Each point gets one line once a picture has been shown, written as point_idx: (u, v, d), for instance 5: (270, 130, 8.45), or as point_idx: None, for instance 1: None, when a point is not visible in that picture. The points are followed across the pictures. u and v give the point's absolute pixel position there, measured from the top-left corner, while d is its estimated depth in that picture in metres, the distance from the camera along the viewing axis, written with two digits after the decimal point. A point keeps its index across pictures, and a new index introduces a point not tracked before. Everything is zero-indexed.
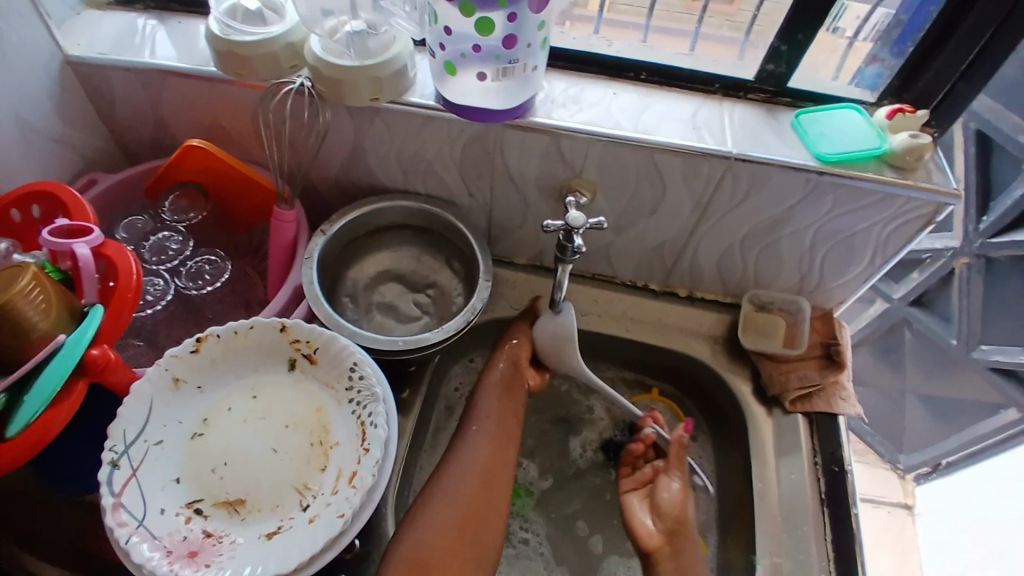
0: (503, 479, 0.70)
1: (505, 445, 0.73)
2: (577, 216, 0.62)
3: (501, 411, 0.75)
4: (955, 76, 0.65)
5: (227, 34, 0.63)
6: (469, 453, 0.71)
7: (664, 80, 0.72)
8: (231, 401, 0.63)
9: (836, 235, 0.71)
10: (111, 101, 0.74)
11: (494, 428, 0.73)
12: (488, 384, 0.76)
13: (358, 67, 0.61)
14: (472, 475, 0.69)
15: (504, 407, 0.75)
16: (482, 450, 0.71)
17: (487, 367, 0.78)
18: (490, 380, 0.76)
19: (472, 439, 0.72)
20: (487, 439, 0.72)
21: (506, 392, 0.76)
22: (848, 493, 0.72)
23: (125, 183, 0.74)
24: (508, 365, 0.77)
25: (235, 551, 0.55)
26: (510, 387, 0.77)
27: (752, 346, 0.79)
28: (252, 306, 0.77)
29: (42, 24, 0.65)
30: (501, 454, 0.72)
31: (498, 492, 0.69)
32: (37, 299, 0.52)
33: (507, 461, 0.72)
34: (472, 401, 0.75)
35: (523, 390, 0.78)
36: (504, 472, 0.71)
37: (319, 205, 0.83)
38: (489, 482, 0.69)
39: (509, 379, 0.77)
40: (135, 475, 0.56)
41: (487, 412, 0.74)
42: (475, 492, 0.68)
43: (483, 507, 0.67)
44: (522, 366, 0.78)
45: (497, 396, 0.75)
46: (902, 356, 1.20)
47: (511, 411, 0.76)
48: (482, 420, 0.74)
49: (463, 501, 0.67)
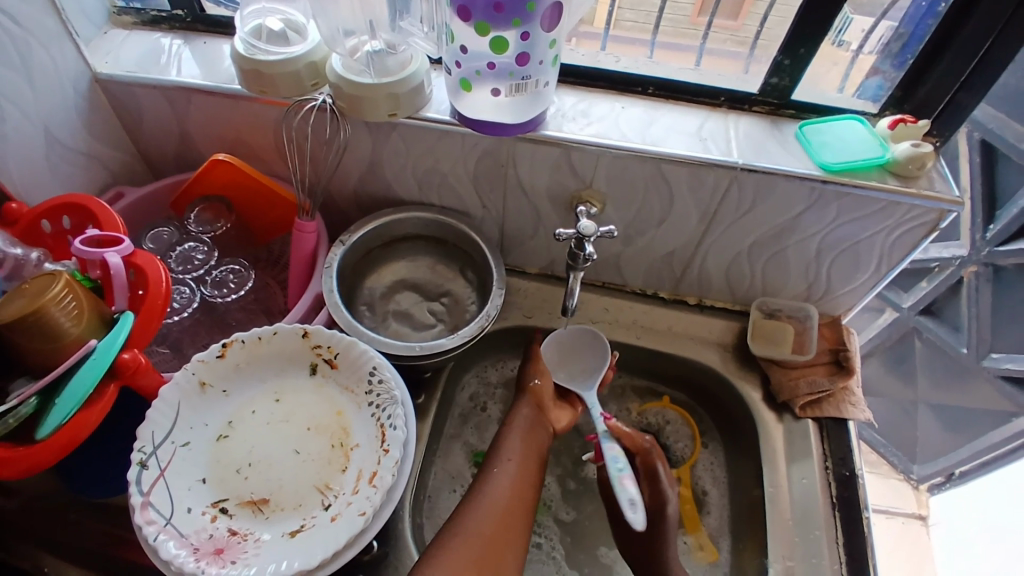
0: (523, 521, 0.67)
1: (527, 486, 0.70)
2: (588, 224, 0.64)
3: (524, 453, 0.73)
4: (955, 86, 0.66)
5: (251, 54, 0.65)
6: (490, 491, 0.68)
7: (670, 94, 0.75)
8: (254, 405, 0.66)
9: (843, 243, 0.73)
10: (138, 119, 0.77)
11: (517, 469, 0.71)
12: (511, 427, 0.75)
13: (377, 84, 0.64)
14: (491, 512, 0.66)
15: (532, 438, 0.75)
16: (505, 483, 0.69)
17: (513, 412, 0.77)
18: (514, 422, 0.75)
19: (493, 476, 0.70)
20: (517, 451, 0.73)
21: (530, 433, 0.75)
22: (859, 499, 0.73)
23: (151, 197, 0.77)
24: (532, 408, 0.77)
25: (259, 548, 0.57)
26: (535, 426, 0.76)
27: (761, 352, 0.81)
28: (273, 313, 0.79)
29: (70, 41, 0.69)
30: (521, 496, 0.69)
31: (519, 530, 0.66)
32: (70, 305, 0.55)
33: (528, 498, 0.69)
34: (501, 436, 0.75)
35: (546, 432, 0.77)
36: (522, 511, 0.68)
37: (337, 218, 0.86)
38: (509, 518, 0.66)
39: (534, 419, 0.76)
40: (163, 476, 0.58)
41: (507, 452, 0.72)
42: (497, 525, 0.65)
43: (513, 519, 0.66)
44: (546, 409, 0.78)
45: (523, 434, 0.74)
46: (913, 365, 1.21)
47: (534, 452, 0.73)
48: (505, 462, 0.71)
49: (484, 535, 0.64)
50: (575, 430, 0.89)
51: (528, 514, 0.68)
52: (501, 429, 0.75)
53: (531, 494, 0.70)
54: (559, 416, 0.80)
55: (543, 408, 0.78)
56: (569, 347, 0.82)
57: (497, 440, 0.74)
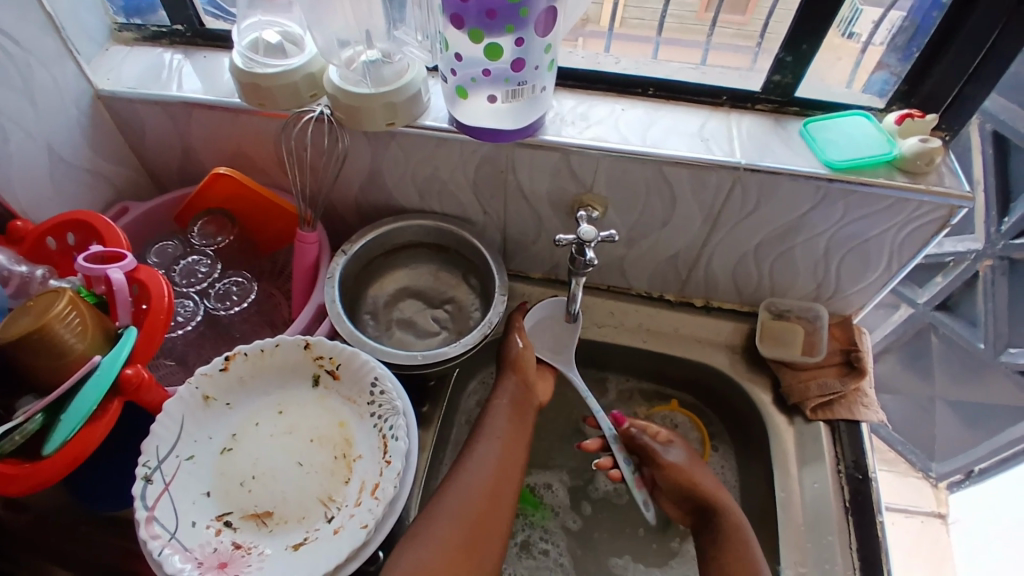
0: (510, 494, 0.67)
1: (512, 466, 0.69)
2: (588, 229, 0.63)
3: (509, 433, 0.71)
4: (963, 78, 0.65)
5: (249, 67, 0.65)
6: (474, 469, 0.67)
7: (669, 94, 0.74)
8: (258, 417, 0.66)
9: (851, 241, 0.71)
10: (141, 134, 0.78)
11: (503, 447, 0.70)
12: (497, 406, 0.74)
13: (373, 94, 0.64)
14: (476, 490, 0.66)
15: (518, 418, 0.74)
16: (490, 462, 0.68)
17: (498, 388, 0.76)
18: (499, 400, 0.74)
19: (477, 455, 0.69)
20: (503, 428, 0.72)
21: (516, 413, 0.74)
22: (873, 502, 0.71)
23: (155, 211, 0.78)
24: (518, 384, 0.76)
25: (263, 562, 0.57)
26: (521, 406, 0.75)
27: (770, 354, 0.79)
28: (276, 325, 0.79)
29: (72, 60, 0.70)
30: (506, 476, 0.68)
31: (505, 506, 0.66)
32: (74, 322, 0.55)
33: (514, 480, 0.69)
34: (486, 417, 0.73)
35: (533, 410, 0.76)
36: (508, 490, 0.67)
37: (339, 226, 0.86)
38: (494, 498, 0.66)
39: (520, 397, 0.75)
40: (167, 490, 0.58)
41: (494, 431, 0.71)
42: (482, 505, 0.65)
43: (499, 495, 0.66)
44: (530, 387, 0.77)
45: (507, 415, 0.73)
46: (930, 362, 1.18)
47: (520, 434, 0.73)
48: (491, 440, 0.70)
49: (470, 512, 0.64)
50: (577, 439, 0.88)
51: (514, 493, 0.68)
52: (487, 408, 0.74)
53: (517, 476, 0.69)
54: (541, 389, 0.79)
55: (528, 379, 0.77)
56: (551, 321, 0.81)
57: (483, 419, 0.73)
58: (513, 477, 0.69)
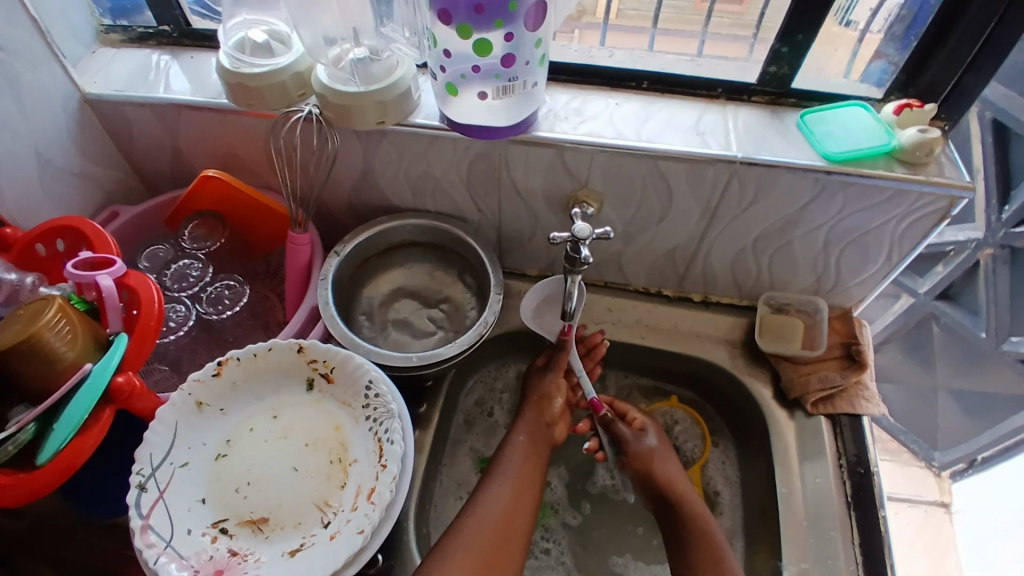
0: (521, 537, 0.66)
1: (523, 508, 0.68)
2: (583, 227, 0.62)
3: (525, 470, 0.71)
4: (961, 68, 0.64)
5: (236, 67, 0.64)
6: (485, 509, 0.66)
7: (665, 87, 0.72)
8: (253, 423, 0.65)
9: (851, 233, 0.70)
10: (130, 137, 0.77)
11: (514, 487, 0.69)
12: (513, 444, 0.74)
13: (362, 92, 0.63)
14: (485, 528, 0.65)
15: (532, 456, 0.73)
16: (501, 501, 0.67)
17: (516, 427, 0.76)
18: (516, 436, 0.75)
19: (491, 491, 0.68)
20: (516, 467, 0.71)
21: (533, 449, 0.74)
22: (875, 497, 0.71)
23: (144, 215, 0.77)
24: (534, 420, 0.76)
25: (259, 568, 0.57)
26: (537, 443, 0.75)
27: (770, 348, 0.79)
28: (270, 327, 0.79)
29: (58, 63, 0.69)
30: (516, 514, 0.67)
31: (514, 550, 0.65)
32: (63, 330, 0.55)
33: (524, 520, 0.68)
34: (501, 456, 0.73)
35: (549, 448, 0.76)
36: (519, 534, 0.66)
37: (333, 226, 0.85)
38: (504, 538, 0.65)
39: (539, 438, 0.75)
40: (162, 497, 0.58)
41: (510, 468, 0.71)
42: (490, 547, 0.64)
43: (509, 538, 0.65)
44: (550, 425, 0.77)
45: (523, 450, 0.73)
46: (932, 351, 1.17)
47: (535, 471, 0.72)
48: (503, 479, 0.70)
49: (478, 554, 0.63)
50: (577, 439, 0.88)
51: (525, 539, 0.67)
52: (504, 444, 0.74)
53: (529, 514, 0.68)
54: (562, 426, 0.78)
55: (550, 419, 0.77)
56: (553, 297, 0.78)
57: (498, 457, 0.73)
58: (526, 517, 0.68)
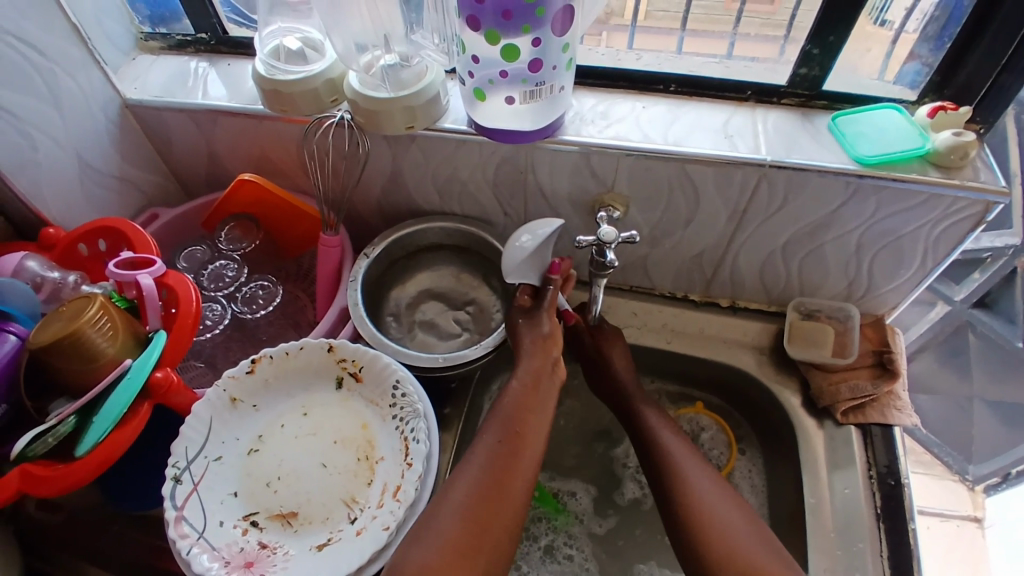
0: (522, 485, 0.59)
1: (526, 453, 0.62)
2: (608, 230, 0.62)
3: (525, 415, 0.65)
4: (997, 68, 0.62)
5: (271, 74, 0.67)
6: (482, 454, 0.61)
7: (693, 90, 0.72)
8: (283, 419, 0.67)
9: (884, 238, 0.69)
10: (168, 141, 0.79)
11: (514, 430, 0.63)
12: (513, 387, 0.67)
13: (393, 98, 0.64)
14: (482, 475, 0.59)
15: (535, 398, 0.66)
16: (498, 445, 0.61)
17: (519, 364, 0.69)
18: (515, 381, 0.67)
19: (487, 437, 0.62)
20: (515, 407, 0.65)
21: (536, 396, 0.67)
22: (906, 510, 0.69)
23: (183, 217, 0.79)
24: (539, 356, 0.69)
25: (287, 562, 0.58)
26: (541, 382, 0.67)
27: (800, 355, 0.77)
28: (302, 326, 0.80)
29: (98, 69, 0.72)
30: (517, 460, 0.61)
31: (514, 493, 0.59)
32: (105, 326, 0.57)
33: (527, 465, 0.61)
34: (501, 399, 0.66)
35: (554, 387, 0.68)
36: (521, 481, 0.60)
37: (363, 229, 0.87)
38: (504, 482, 0.59)
39: (543, 374, 0.68)
40: (196, 490, 0.60)
41: (507, 416, 0.64)
42: (488, 495, 0.58)
43: (508, 484, 0.59)
44: (557, 362, 0.69)
45: (524, 397, 0.66)
46: (969, 360, 1.13)
47: (539, 416, 0.65)
48: (503, 423, 0.63)
49: (474, 503, 0.57)
50: (604, 450, 0.87)
51: (528, 485, 0.60)
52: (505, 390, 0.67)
53: (530, 466, 0.61)
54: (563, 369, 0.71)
55: (553, 357, 0.69)
56: (539, 249, 0.69)
57: (496, 407, 0.66)
58: (528, 466, 0.61)
